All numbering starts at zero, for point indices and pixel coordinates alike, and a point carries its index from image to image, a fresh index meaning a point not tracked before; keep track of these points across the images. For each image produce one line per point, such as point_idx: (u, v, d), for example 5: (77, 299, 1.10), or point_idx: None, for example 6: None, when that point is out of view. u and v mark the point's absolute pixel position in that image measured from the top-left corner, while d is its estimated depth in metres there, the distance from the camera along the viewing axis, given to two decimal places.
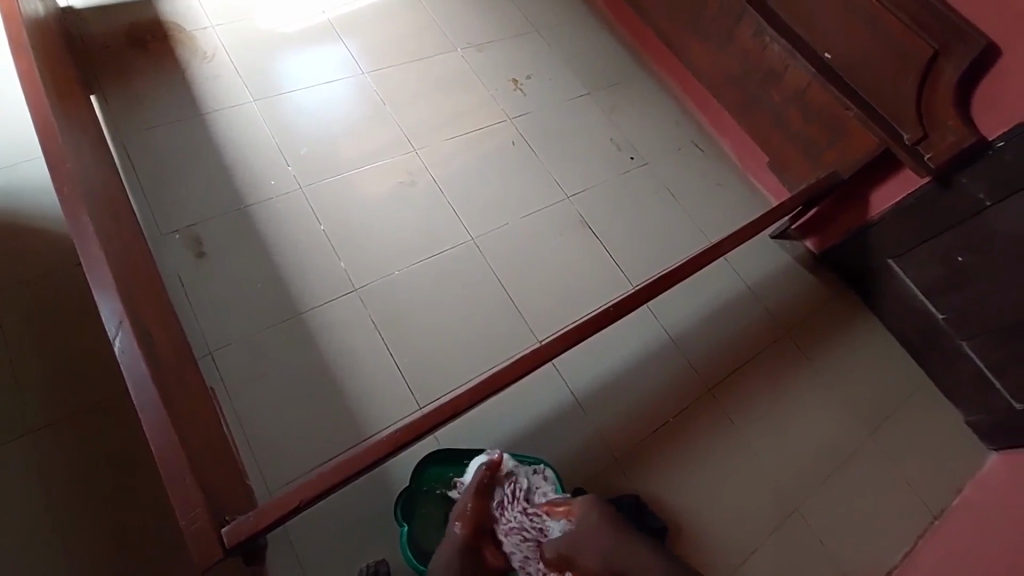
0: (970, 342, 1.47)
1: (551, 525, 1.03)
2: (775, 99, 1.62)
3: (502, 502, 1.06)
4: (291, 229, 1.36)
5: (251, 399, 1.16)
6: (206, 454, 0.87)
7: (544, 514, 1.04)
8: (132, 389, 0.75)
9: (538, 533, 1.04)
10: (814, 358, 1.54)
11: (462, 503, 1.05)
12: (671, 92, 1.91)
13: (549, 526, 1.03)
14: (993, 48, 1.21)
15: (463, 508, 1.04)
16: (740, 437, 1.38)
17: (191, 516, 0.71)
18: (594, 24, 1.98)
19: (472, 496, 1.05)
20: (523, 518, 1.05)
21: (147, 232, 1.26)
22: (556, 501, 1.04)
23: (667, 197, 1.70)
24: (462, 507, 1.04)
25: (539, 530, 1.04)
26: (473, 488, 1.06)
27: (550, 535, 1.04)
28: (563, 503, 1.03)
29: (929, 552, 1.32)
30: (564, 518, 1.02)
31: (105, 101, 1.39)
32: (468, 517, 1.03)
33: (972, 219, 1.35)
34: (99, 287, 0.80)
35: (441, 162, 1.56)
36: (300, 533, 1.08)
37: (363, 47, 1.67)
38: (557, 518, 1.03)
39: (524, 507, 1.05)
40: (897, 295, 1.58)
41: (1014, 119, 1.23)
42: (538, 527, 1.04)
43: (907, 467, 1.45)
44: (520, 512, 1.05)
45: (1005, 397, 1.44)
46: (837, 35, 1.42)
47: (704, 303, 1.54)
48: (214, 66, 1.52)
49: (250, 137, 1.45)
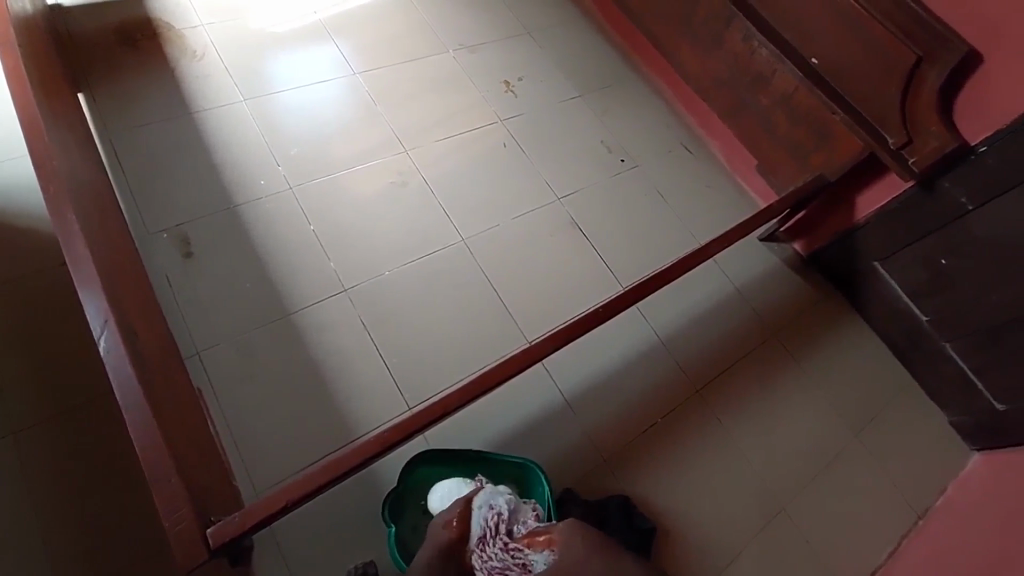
0: (953, 343, 1.50)
1: (534, 559, 0.93)
2: (763, 103, 1.63)
3: (484, 537, 0.98)
4: (281, 229, 1.36)
5: (239, 400, 1.16)
6: (191, 455, 0.87)
7: (524, 547, 0.95)
8: (118, 389, 0.76)
9: (520, 571, 0.94)
10: (801, 359, 1.56)
11: (449, 511, 1.01)
12: (662, 94, 1.92)
13: (531, 561, 0.94)
14: (975, 55, 1.24)
15: (450, 518, 1.00)
16: (728, 437, 1.39)
17: (177, 518, 0.72)
18: (586, 26, 1.99)
19: (460, 505, 1.00)
20: (504, 555, 0.95)
21: (134, 232, 1.26)
22: (536, 531, 0.96)
23: (657, 199, 1.71)
24: (449, 515, 1.00)
25: (521, 566, 0.94)
26: (462, 498, 1.03)
27: (533, 570, 0.93)
28: (545, 531, 0.94)
29: (913, 552, 1.34)
30: (546, 547, 0.92)
31: (93, 99, 1.38)
32: (453, 524, 0.99)
33: (954, 223, 1.38)
34: (85, 287, 0.81)
35: (433, 163, 1.56)
36: (289, 533, 1.08)
37: (355, 47, 1.67)
38: (538, 550, 0.93)
39: (504, 541, 0.97)
40: (883, 297, 1.60)
41: (995, 125, 1.26)
42: (519, 563, 0.94)
43: (893, 467, 1.47)
44: (500, 547, 0.96)
45: (988, 398, 1.47)
46: (824, 41, 1.44)
47: (693, 305, 1.55)
48: (204, 65, 1.51)
49: (240, 136, 1.44)
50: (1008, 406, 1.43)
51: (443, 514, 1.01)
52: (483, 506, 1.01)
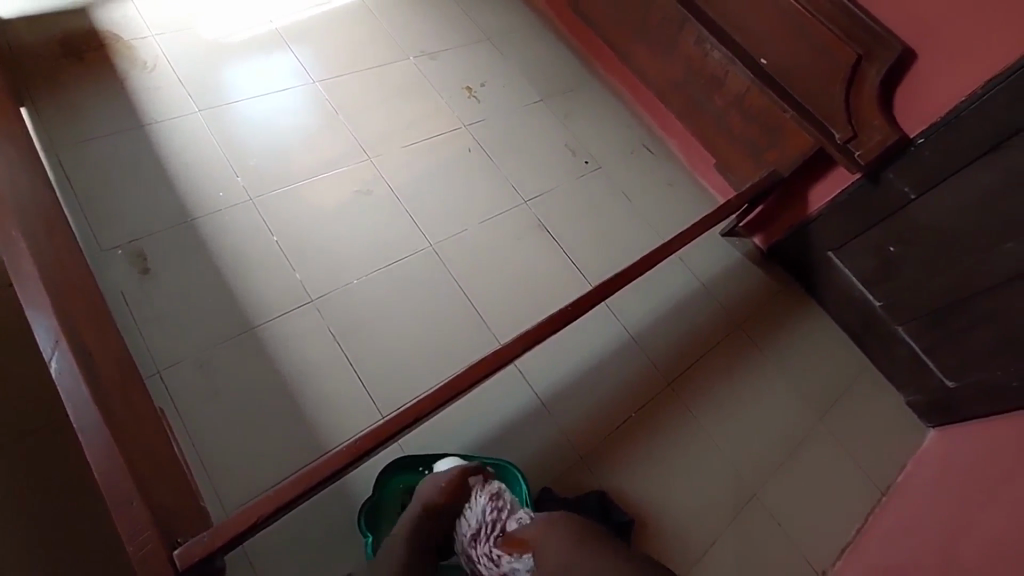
0: (905, 327, 1.57)
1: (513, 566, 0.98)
2: (718, 104, 1.68)
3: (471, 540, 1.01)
4: (242, 240, 1.33)
5: (205, 418, 1.12)
6: (155, 475, 0.84)
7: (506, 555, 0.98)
8: (71, 411, 0.76)
9: None
10: (764, 347, 1.61)
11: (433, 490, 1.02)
12: (621, 97, 1.96)
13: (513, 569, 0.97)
14: (909, 53, 1.32)
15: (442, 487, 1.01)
16: (699, 427, 1.43)
17: (140, 541, 0.72)
18: (545, 33, 2.02)
19: (457, 475, 1.03)
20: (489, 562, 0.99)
21: (86, 250, 1.21)
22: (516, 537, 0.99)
23: (621, 198, 1.75)
24: (444, 480, 1.02)
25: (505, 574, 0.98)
26: (448, 483, 1.02)
27: None
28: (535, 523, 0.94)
29: (879, 527, 1.39)
30: (526, 554, 0.97)
31: (37, 113, 1.33)
32: (437, 493, 1.01)
33: (899, 211, 1.46)
34: (33, 307, 0.82)
35: (397, 170, 1.56)
36: (264, 552, 1.05)
37: (314, 56, 1.66)
38: (520, 556, 0.97)
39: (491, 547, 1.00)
40: (838, 286, 1.67)
41: (931, 118, 1.34)
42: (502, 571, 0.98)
43: (855, 447, 1.53)
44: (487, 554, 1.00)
45: (939, 376, 1.55)
46: (772, 43, 1.49)
47: (660, 301, 1.59)
48: (156, 76, 1.47)
49: (196, 148, 1.41)
50: (957, 382, 1.51)
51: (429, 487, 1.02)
52: (483, 497, 1.03)
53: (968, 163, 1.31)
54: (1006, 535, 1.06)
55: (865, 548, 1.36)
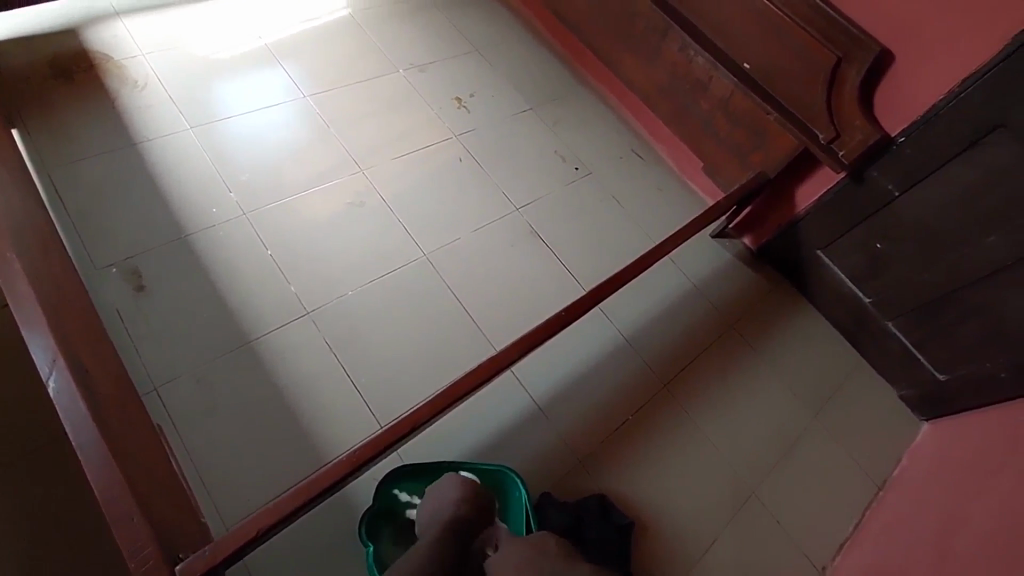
0: (894, 322, 1.60)
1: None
2: (703, 108, 1.71)
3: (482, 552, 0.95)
4: (235, 255, 1.33)
5: (202, 433, 1.12)
6: (154, 491, 0.84)
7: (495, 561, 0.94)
8: (71, 431, 0.77)
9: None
10: (758, 346, 1.63)
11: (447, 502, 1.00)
12: (609, 104, 1.99)
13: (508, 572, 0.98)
14: (887, 55, 1.35)
15: (457, 492, 1.02)
16: (695, 427, 1.44)
17: (141, 557, 0.72)
18: (533, 43, 2.05)
19: (471, 483, 1.05)
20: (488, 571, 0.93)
21: (80, 268, 1.21)
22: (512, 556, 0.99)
23: (611, 203, 1.77)
24: (461, 483, 1.03)
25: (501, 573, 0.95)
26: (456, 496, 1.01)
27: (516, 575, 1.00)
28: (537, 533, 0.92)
29: (877, 521, 1.40)
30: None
31: (27, 134, 1.33)
32: (455, 500, 1.00)
33: (883, 208, 1.49)
34: (30, 328, 0.83)
35: (390, 181, 1.57)
36: (264, 566, 1.05)
37: (304, 72, 1.67)
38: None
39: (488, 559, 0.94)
40: (828, 284, 1.69)
41: (910, 117, 1.38)
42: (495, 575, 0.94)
43: (851, 442, 1.55)
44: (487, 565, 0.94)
45: (930, 370, 1.56)
46: (753, 47, 1.52)
47: (653, 303, 1.61)
48: (147, 94, 1.48)
49: (189, 165, 1.42)
50: (947, 375, 1.53)
51: (444, 499, 1.01)
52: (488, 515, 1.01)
53: (948, 160, 1.34)
54: (1001, 526, 1.07)
55: (863, 542, 1.36)
